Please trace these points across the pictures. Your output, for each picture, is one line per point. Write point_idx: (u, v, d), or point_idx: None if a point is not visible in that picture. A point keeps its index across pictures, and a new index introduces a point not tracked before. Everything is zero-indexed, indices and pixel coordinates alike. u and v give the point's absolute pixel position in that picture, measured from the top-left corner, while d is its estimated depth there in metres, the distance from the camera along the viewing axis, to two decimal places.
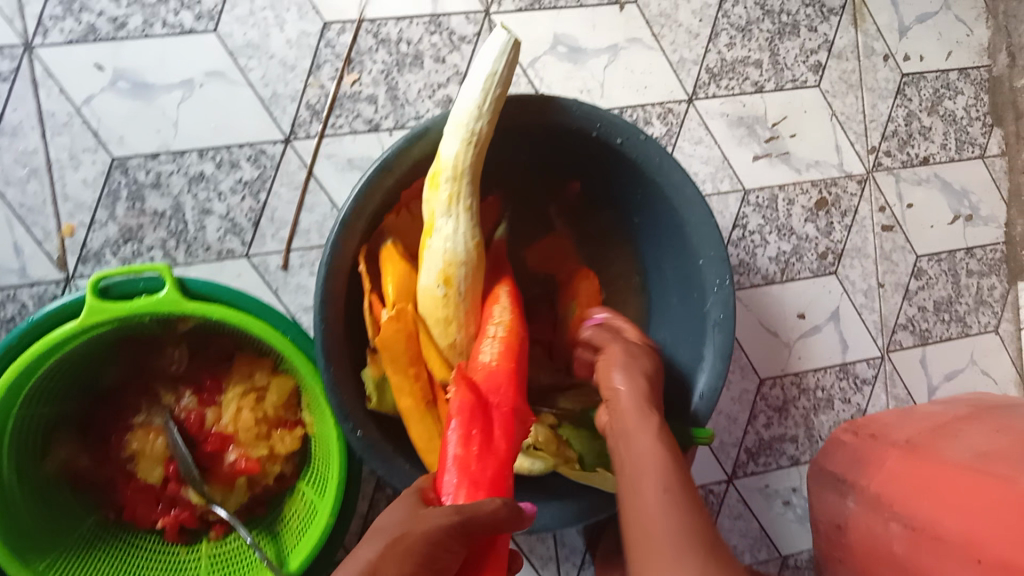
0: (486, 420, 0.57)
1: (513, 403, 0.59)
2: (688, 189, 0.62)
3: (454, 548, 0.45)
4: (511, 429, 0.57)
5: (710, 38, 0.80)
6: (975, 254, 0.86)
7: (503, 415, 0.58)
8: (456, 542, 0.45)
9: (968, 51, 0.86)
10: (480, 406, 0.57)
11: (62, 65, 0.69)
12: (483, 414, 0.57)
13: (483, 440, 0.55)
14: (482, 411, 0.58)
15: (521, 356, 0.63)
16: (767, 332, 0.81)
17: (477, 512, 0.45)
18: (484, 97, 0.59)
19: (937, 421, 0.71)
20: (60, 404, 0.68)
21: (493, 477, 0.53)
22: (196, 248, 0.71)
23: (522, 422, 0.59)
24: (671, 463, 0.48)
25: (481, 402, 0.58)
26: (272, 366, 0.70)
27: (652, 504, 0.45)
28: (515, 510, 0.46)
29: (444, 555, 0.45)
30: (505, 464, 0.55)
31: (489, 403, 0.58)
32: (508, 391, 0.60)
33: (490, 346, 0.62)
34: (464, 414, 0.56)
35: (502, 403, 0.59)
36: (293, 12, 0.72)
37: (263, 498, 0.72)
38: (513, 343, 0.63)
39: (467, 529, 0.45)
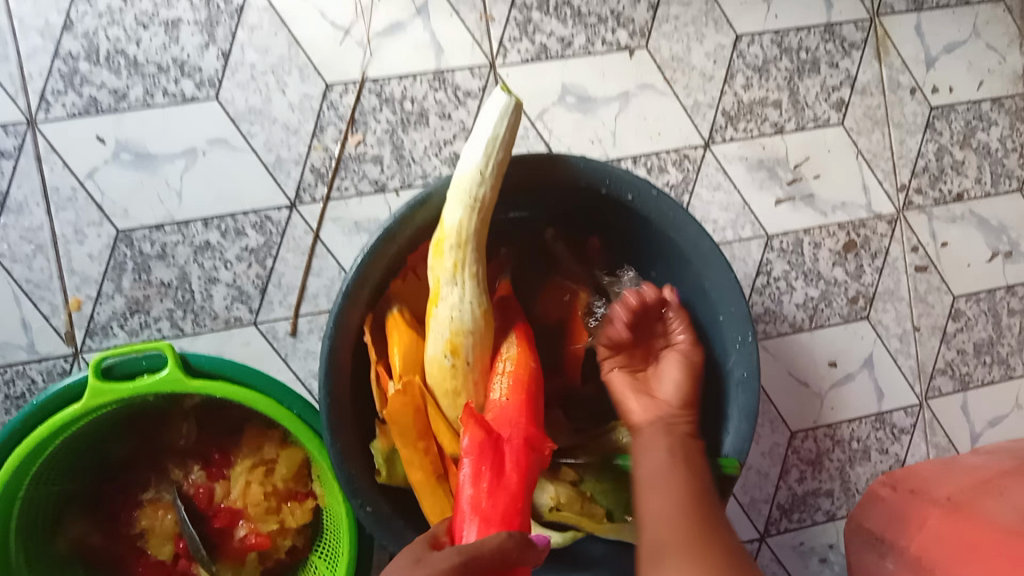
0: (498, 455, 0.54)
1: (528, 433, 0.56)
2: (705, 244, 0.58)
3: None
4: (527, 462, 0.55)
5: (726, 80, 0.77)
6: (1016, 292, 0.82)
7: (516, 446, 0.55)
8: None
9: (1000, 80, 0.82)
10: (493, 443, 0.55)
11: (65, 140, 0.69)
12: (495, 450, 0.54)
13: (495, 476, 0.53)
14: (494, 444, 0.55)
15: (538, 388, 0.60)
16: (797, 382, 0.77)
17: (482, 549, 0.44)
18: (487, 162, 0.57)
19: (981, 475, 0.67)
20: (68, 483, 0.66)
21: (503, 517, 0.51)
22: (203, 317, 0.70)
23: (540, 451, 0.56)
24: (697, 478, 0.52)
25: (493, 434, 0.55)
26: (281, 438, 0.67)
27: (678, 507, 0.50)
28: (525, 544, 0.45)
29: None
30: (517, 501, 0.53)
31: (501, 437, 0.55)
32: (522, 424, 0.57)
33: (501, 382, 0.59)
34: (474, 452, 0.54)
35: (517, 432, 0.56)
36: (295, 75, 0.71)
37: (278, 570, 0.70)
38: (524, 378, 0.59)
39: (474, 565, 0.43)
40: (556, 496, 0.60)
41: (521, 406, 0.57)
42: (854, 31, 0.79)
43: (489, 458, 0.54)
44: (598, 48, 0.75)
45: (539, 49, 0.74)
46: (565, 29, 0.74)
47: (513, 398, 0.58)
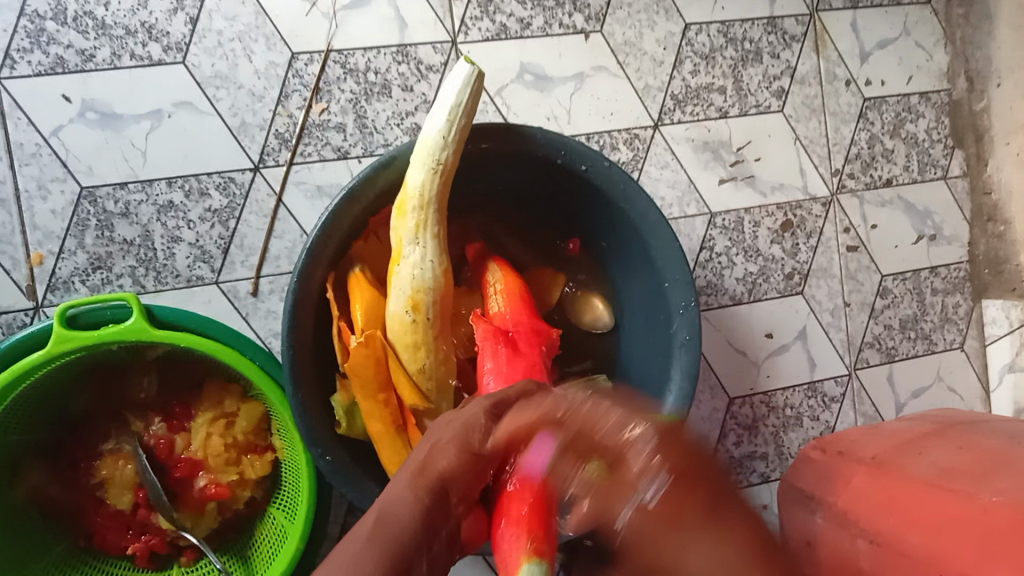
0: (510, 339, 0.62)
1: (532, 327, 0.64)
2: (654, 213, 0.62)
3: (492, 428, 0.47)
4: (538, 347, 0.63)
5: (675, 65, 0.81)
6: (939, 273, 0.88)
7: (524, 332, 0.63)
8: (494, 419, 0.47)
9: (928, 76, 0.88)
10: (505, 333, 0.62)
11: (30, 97, 0.70)
12: (507, 336, 0.62)
13: (511, 356, 0.61)
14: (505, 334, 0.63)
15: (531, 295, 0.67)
16: (735, 351, 0.81)
17: (502, 395, 0.49)
18: (450, 127, 0.60)
19: (903, 437, 0.72)
20: (28, 433, 0.66)
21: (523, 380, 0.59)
22: (165, 275, 0.71)
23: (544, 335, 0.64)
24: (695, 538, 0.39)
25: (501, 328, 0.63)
26: (242, 393, 0.69)
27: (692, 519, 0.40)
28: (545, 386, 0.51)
29: (486, 439, 0.47)
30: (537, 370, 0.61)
31: (509, 329, 0.63)
32: (526, 321, 0.64)
33: (497, 298, 0.66)
34: (488, 341, 0.62)
35: (521, 323, 0.63)
36: (261, 43, 0.73)
37: (234, 523, 0.71)
38: (516, 291, 0.66)
39: (498, 408, 0.49)
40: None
41: (522, 306, 0.65)
42: (795, 24, 0.84)
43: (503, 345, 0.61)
44: (555, 29, 0.79)
45: (499, 29, 0.77)
46: (524, 10, 0.78)
47: (513, 301, 0.65)
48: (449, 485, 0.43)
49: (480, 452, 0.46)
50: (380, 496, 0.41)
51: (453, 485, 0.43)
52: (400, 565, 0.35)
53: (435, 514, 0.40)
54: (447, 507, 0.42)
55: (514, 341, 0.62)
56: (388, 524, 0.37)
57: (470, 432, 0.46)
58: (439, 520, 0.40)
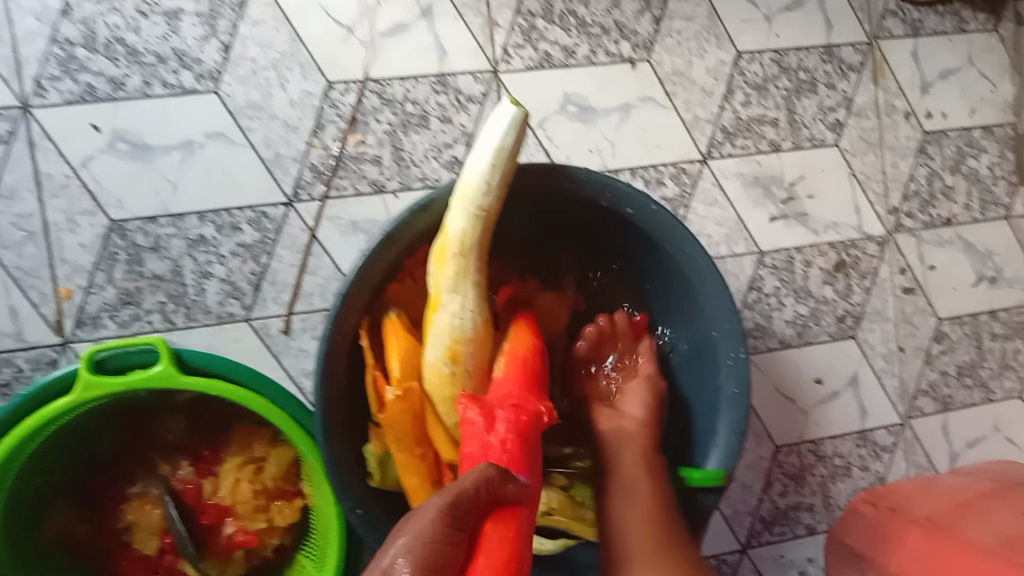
0: (491, 418, 0.54)
1: (523, 403, 0.56)
2: (703, 260, 0.59)
3: (452, 535, 0.40)
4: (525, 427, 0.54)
5: (725, 96, 0.77)
6: (999, 316, 0.84)
7: (509, 408, 0.55)
8: (455, 520, 0.40)
9: (992, 109, 0.84)
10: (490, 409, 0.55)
11: (60, 127, 0.68)
12: (488, 413, 0.54)
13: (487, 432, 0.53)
14: (487, 411, 0.55)
15: (535, 367, 0.60)
16: (784, 397, 0.78)
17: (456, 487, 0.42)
18: (493, 172, 0.56)
19: (960, 496, 0.68)
20: (54, 476, 0.65)
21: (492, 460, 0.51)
22: (195, 311, 0.69)
23: (535, 413, 0.55)
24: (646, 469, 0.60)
25: (487, 404, 0.56)
26: (271, 437, 0.66)
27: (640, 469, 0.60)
28: (505, 471, 0.43)
29: (445, 547, 0.39)
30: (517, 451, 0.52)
31: (494, 404, 0.55)
32: (515, 395, 0.57)
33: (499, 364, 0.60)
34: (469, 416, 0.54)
35: (510, 399, 0.56)
36: (296, 72, 0.70)
37: (263, 566, 0.69)
38: (515, 372, 0.58)
39: (456, 510, 0.41)
40: (550, 501, 0.62)
41: (518, 378, 0.58)
42: (852, 54, 0.80)
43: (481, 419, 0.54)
44: (601, 58, 0.75)
45: (542, 57, 0.74)
46: (569, 38, 0.75)
47: (510, 376, 0.58)
48: None
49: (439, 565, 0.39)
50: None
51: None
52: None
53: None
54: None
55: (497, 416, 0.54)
56: None
57: (428, 542, 0.39)
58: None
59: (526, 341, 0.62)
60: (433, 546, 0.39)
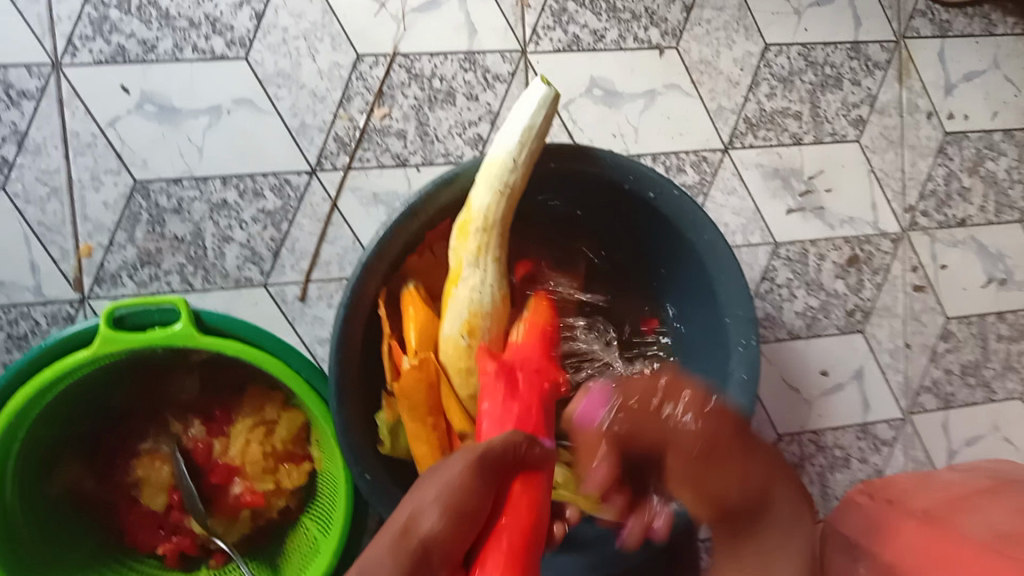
0: (512, 380, 0.58)
1: (543, 368, 0.60)
2: (720, 246, 0.60)
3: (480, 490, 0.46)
4: (542, 391, 0.59)
5: (751, 87, 0.77)
6: (1007, 319, 0.85)
7: (529, 374, 0.59)
8: (482, 476, 0.46)
9: (1015, 112, 0.84)
10: (510, 369, 0.59)
11: (88, 86, 0.68)
12: (509, 375, 0.58)
13: (509, 396, 0.57)
14: (508, 372, 0.59)
15: (552, 332, 0.63)
16: (788, 387, 0.79)
17: (488, 448, 0.48)
18: (521, 150, 0.58)
19: (957, 492, 0.69)
20: (67, 427, 0.66)
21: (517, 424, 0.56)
22: (214, 274, 0.70)
23: (552, 380, 0.60)
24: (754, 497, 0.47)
25: (507, 363, 0.59)
26: (283, 401, 0.68)
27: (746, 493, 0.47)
28: (531, 439, 0.49)
29: (472, 500, 0.46)
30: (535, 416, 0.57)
31: (514, 366, 0.59)
32: (534, 359, 0.60)
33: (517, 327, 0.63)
34: (491, 377, 0.58)
35: (529, 362, 0.60)
36: (326, 43, 0.71)
37: (267, 528, 0.71)
38: (533, 337, 0.62)
39: (483, 465, 0.47)
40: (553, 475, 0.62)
41: (538, 344, 0.61)
42: (880, 51, 0.80)
43: (503, 380, 0.58)
44: (630, 44, 0.75)
45: (571, 40, 0.74)
46: (599, 22, 0.75)
47: (530, 339, 0.62)
48: (433, 549, 0.44)
49: (463, 514, 0.45)
50: (359, 559, 0.42)
51: (433, 552, 0.44)
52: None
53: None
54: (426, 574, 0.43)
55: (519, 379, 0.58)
56: None
57: (458, 494, 0.45)
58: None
59: (545, 307, 0.64)
60: (461, 496, 0.45)
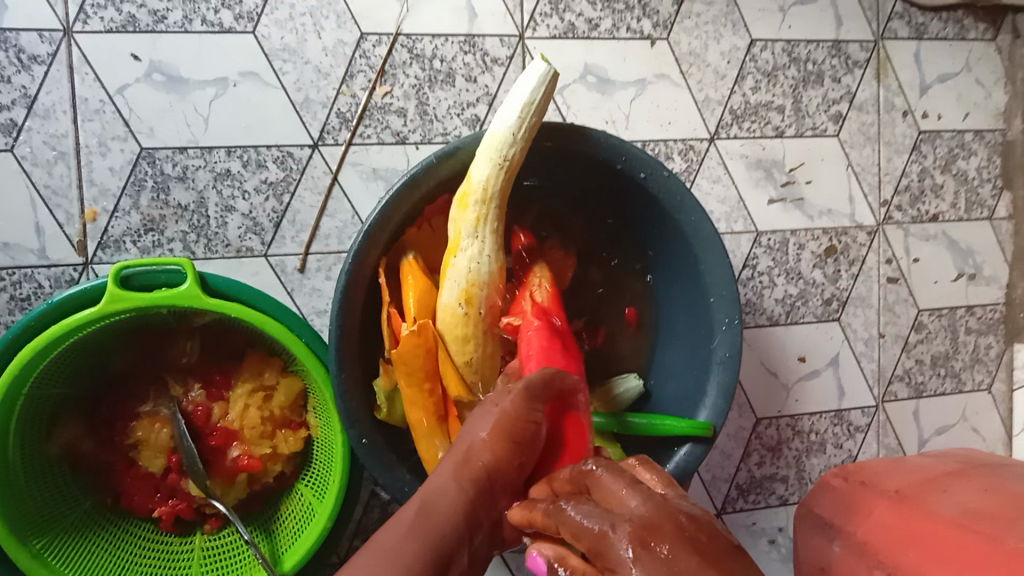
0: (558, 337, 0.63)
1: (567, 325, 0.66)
2: (707, 228, 0.62)
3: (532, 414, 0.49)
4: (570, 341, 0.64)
5: (737, 80, 0.81)
6: (975, 312, 0.88)
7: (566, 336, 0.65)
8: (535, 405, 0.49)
9: (984, 114, 0.88)
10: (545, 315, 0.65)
11: (98, 53, 0.70)
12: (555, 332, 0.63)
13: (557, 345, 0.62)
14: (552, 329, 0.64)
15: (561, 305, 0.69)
16: (767, 371, 0.82)
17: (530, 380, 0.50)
18: (520, 125, 0.60)
19: (927, 473, 0.71)
20: (68, 387, 0.67)
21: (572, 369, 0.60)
22: (216, 243, 0.71)
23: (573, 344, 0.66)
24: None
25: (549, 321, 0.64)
26: (281, 367, 0.69)
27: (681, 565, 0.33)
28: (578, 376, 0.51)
29: (525, 427, 0.48)
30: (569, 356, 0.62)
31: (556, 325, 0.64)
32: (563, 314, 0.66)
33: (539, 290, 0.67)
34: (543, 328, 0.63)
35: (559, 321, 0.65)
36: (332, 20, 0.73)
37: (261, 495, 0.72)
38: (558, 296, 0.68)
39: (532, 394, 0.49)
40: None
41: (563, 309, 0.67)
42: (859, 51, 0.84)
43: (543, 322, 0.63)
44: (622, 34, 0.78)
45: (567, 27, 0.77)
46: (594, 12, 0.78)
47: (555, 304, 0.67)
48: (494, 475, 0.47)
49: (522, 441, 0.48)
50: (427, 484, 0.46)
51: (498, 479, 0.47)
52: (437, 554, 0.42)
53: (472, 519, 0.44)
54: (488, 504, 0.46)
55: (555, 326, 0.64)
56: (430, 517, 0.43)
57: (513, 421, 0.48)
58: (482, 516, 0.45)
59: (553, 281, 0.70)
60: (514, 423, 0.48)
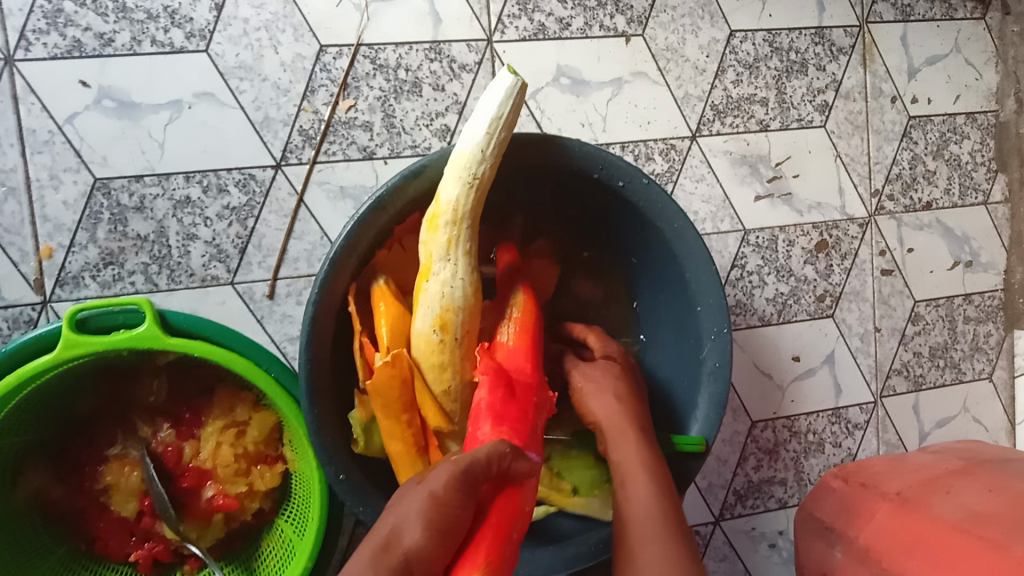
0: (511, 388, 0.56)
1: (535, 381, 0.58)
2: (691, 236, 0.58)
3: (462, 500, 0.42)
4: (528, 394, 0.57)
5: (717, 74, 0.78)
6: (973, 300, 0.86)
7: (524, 384, 0.57)
8: (465, 489, 0.42)
9: (976, 95, 0.85)
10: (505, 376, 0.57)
11: (44, 81, 0.66)
12: (504, 381, 0.56)
13: (504, 397, 0.55)
14: (505, 380, 0.56)
15: (539, 337, 0.63)
16: (762, 374, 0.79)
17: (473, 460, 0.43)
18: (489, 140, 0.55)
19: (930, 472, 0.67)
20: (32, 435, 0.64)
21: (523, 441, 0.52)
22: (179, 273, 0.68)
23: (545, 398, 0.58)
24: (629, 410, 0.57)
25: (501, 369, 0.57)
26: (253, 401, 0.66)
27: (617, 401, 0.57)
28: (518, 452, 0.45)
29: (455, 512, 0.42)
30: (524, 421, 0.54)
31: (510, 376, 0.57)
32: (530, 369, 0.59)
33: (508, 326, 0.62)
34: (488, 379, 0.56)
35: (520, 372, 0.58)
36: (289, 34, 0.69)
37: (240, 533, 0.69)
38: (532, 329, 0.62)
39: (466, 478, 0.43)
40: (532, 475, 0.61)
41: (526, 351, 0.60)
42: (843, 36, 0.81)
43: (498, 386, 0.55)
44: (595, 31, 0.75)
45: (537, 28, 0.74)
46: (564, 10, 0.74)
47: (518, 346, 0.60)
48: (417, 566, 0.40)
49: (450, 528, 0.41)
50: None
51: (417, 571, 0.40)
52: None
53: None
54: None
55: (508, 382, 0.56)
56: None
57: (441, 509, 0.41)
58: None
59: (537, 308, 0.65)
60: (446, 510, 0.41)
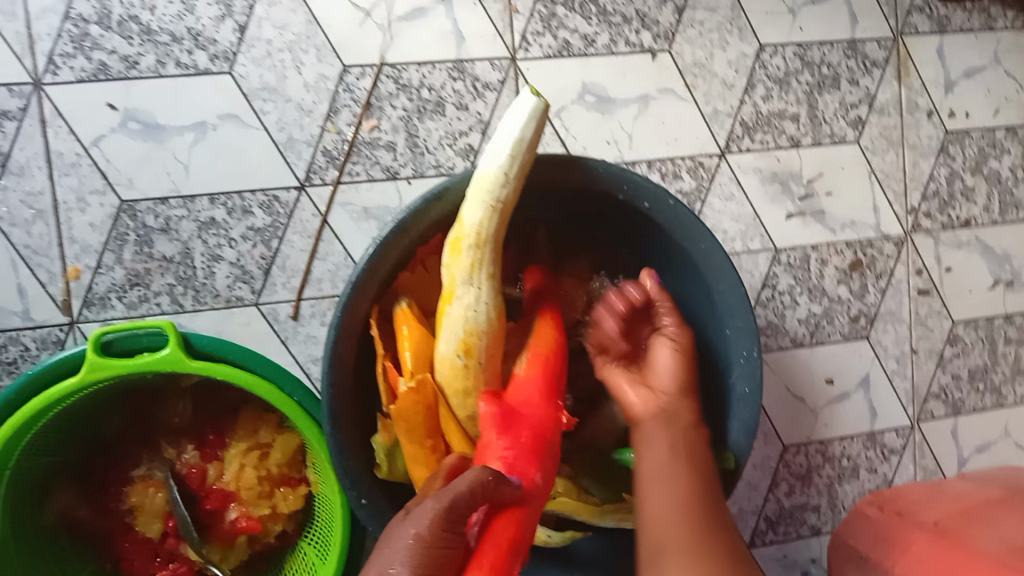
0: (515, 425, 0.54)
1: (543, 411, 0.56)
2: (720, 257, 0.56)
3: (448, 539, 0.42)
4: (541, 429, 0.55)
5: (746, 90, 0.76)
6: (1014, 321, 0.83)
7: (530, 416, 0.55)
8: (449, 528, 0.42)
9: (1016, 108, 0.83)
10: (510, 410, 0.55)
11: (72, 105, 0.67)
12: (507, 418, 0.54)
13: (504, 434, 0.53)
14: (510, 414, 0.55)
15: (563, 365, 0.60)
16: (794, 397, 0.77)
17: (456, 494, 0.42)
18: (512, 163, 0.54)
19: (967, 502, 0.65)
20: (60, 456, 0.65)
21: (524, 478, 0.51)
22: (204, 294, 0.68)
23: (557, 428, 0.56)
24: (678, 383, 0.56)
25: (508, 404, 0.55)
26: (277, 423, 0.66)
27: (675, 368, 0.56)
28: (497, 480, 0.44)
29: (442, 553, 0.42)
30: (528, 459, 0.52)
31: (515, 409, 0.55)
32: (542, 399, 0.56)
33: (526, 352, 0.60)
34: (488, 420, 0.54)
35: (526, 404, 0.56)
36: (312, 54, 0.69)
37: (264, 555, 0.69)
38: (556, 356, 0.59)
39: (450, 515, 0.42)
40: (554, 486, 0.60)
41: (538, 382, 0.57)
42: (877, 49, 0.79)
43: (500, 423, 0.54)
44: (621, 48, 0.74)
45: (561, 45, 0.73)
46: (589, 26, 0.73)
47: (532, 376, 0.57)
48: None
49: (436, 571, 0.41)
50: None
51: None
52: None
53: None
54: None
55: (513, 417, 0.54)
56: None
57: (428, 552, 0.41)
58: None
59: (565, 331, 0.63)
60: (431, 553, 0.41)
